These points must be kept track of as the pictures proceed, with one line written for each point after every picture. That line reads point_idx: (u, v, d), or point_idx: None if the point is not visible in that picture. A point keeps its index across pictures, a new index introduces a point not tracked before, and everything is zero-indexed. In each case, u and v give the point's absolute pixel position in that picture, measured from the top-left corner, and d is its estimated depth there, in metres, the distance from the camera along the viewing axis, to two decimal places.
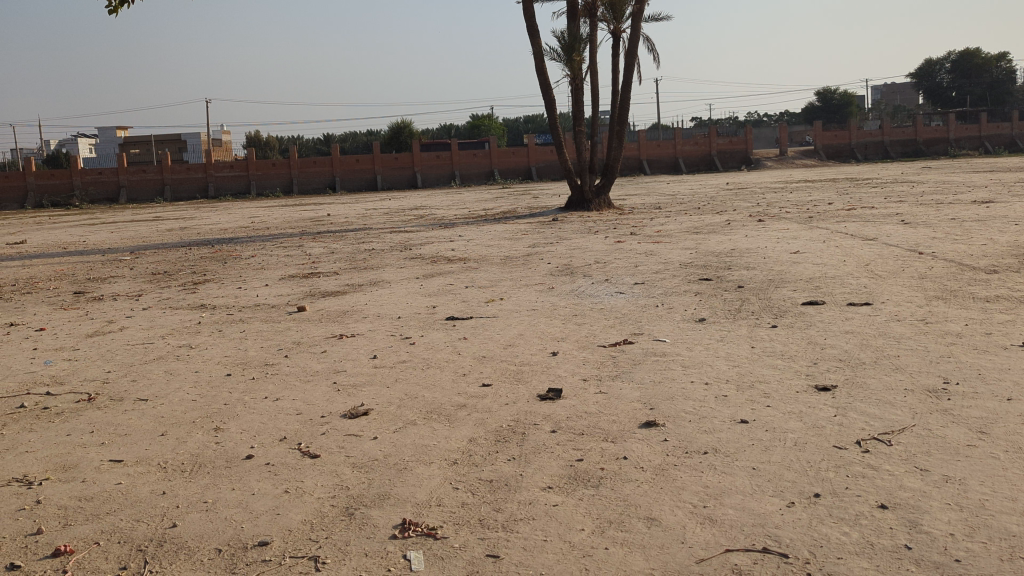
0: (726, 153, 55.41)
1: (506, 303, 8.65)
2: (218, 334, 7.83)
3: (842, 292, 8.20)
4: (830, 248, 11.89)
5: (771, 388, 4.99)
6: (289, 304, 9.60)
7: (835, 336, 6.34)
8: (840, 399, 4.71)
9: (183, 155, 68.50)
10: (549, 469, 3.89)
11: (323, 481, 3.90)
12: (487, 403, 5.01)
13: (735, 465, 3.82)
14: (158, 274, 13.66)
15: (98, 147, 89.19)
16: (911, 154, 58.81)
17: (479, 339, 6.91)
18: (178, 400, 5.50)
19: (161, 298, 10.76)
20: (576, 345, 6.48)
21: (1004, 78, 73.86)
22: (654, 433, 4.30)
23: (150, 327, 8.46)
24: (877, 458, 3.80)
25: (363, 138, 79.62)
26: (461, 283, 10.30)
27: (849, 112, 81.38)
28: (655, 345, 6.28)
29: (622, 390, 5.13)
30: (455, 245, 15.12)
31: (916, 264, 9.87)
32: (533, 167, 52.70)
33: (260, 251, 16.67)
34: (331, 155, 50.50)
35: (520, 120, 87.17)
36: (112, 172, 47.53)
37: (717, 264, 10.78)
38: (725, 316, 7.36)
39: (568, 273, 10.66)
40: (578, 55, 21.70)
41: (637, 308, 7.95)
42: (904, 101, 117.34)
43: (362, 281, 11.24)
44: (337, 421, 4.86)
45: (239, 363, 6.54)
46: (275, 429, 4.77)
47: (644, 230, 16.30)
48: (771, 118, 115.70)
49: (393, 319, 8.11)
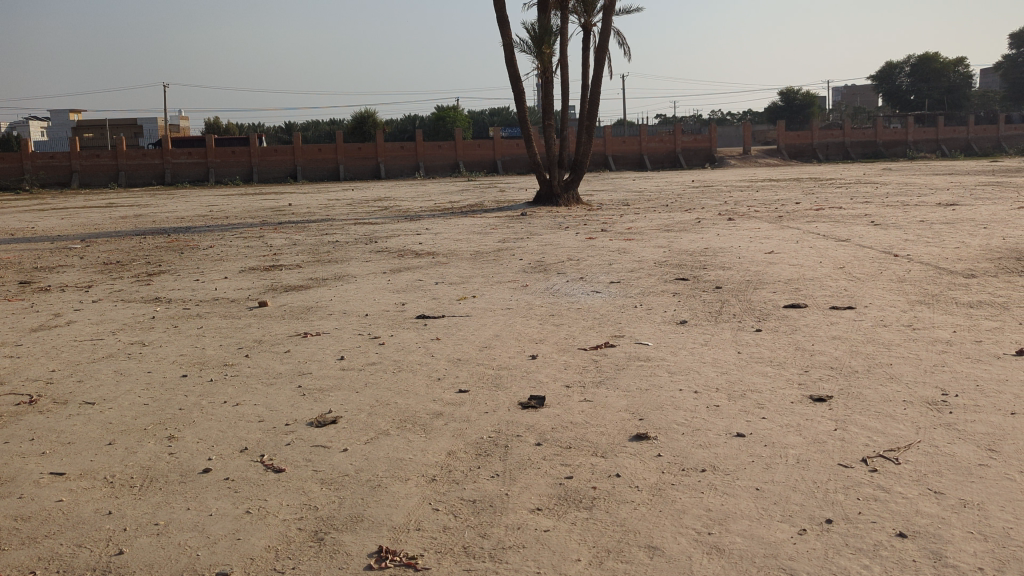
0: (690, 150, 55.57)
1: (478, 301, 8.32)
2: (174, 331, 7.42)
3: (822, 295, 8.00)
4: (804, 248, 11.74)
5: (765, 397, 4.73)
6: (250, 298, 9.18)
7: (822, 341, 6.11)
8: (838, 411, 4.44)
9: (139, 141, 67.01)
10: (536, 488, 3.58)
11: (289, 500, 3.56)
12: (465, 411, 4.69)
13: (736, 484, 3.54)
14: (110, 263, 13.12)
15: (51, 130, 87.04)
16: (871, 156, 59.45)
17: (453, 339, 6.59)
18: (129, 403, 5.12)
19: (113, 289, 10.27)
20: (554, 347, 6.18)
21: (962, 84, 75.03)
22: (646, 447, 4.01)
23: (99, 321, 8.01)
24: (886, 478, 3.52)
25: (326, 128, 78.67)
26: (430, 279, 9.95)
27: (811, 113, 82.20)
28: (637, 349, 6.00)
29: (608, 398, 4.84)
30: (421, 238, 14.77)
31: (892, 267, 9.73)
32: (498, 160, 52.39)
33: (219, 241, 16.15)
34: (293, 143, 49.68)
35: (484, 112, 86.81)
36: (65, 156, 46.29)
37: (692, 264, 10.56)
38: (706, 319, 7.10)
39: (541, 270, 10.37)
40: (548, 48, 21.41)
41: (615, 309, 7.68)
42: (863, 102, 119.28)
43: (326, 275, 10.85)
44: (303, 429, 4.52)
45: (196, 363, 6.15)
46: (235, 438, 4.42)
47: (615, 226, 16.06)
48: (734, 115, 116.69)
49: (360, 316, 7.76)
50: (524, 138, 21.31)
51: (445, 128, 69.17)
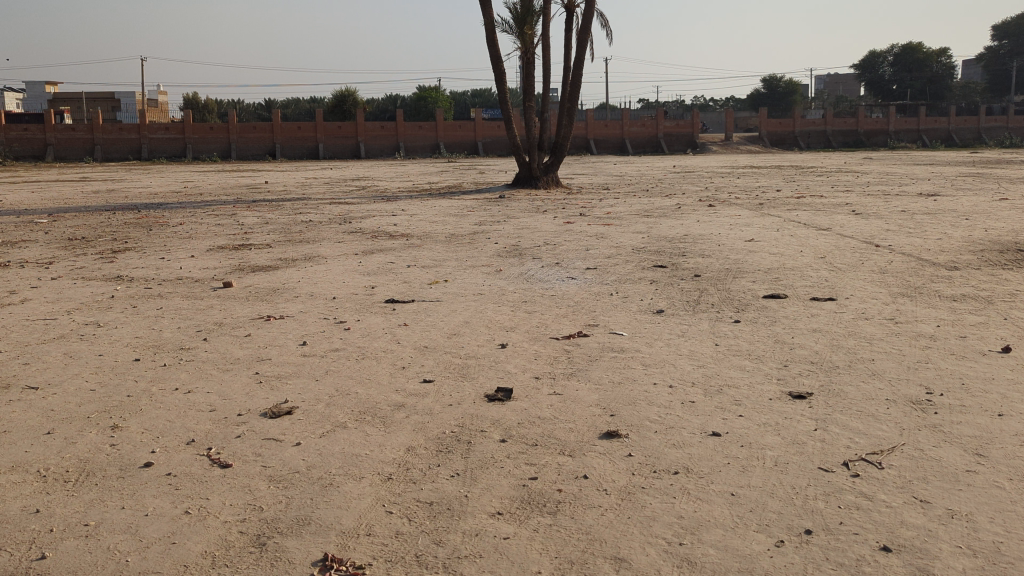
0: (672, 136, 55.37)
1: (450, 286, 8.07)
2: (132, 311, 7.12)
3: (802, 286, 7.81)
4: (784, 237, 11.56)
5: (742, 394, 4.53)
6: (214, 278, 8.86)
7: (802, 334, 5.92)
8: (819, 410, 4.25)
9: (116, 116, 65.93)
10: (497, 490, 3.36)
11: (232, 499, 3.31)
12: (428, 403, 4.46)
13: (711, 489, 3.33)
14: (74, 239, 12.72)
15: (26, 101, 85.44)
16: (852, 145, 59.56)
17: (421, 325, 6.35)
18: (74, 389, 4.84)
19: (74, 266, 9.91)
20: (525, 336, 5.95)
21: (943, 74, 75.30)
22: (617, 446, 3.80)
23: (55, 300, 7.68)
24: (869, 484, 3.33)
25: (306, 105, 77.80)
26: (402, 262, 9.67)
27: (794, 100, 82.27)
28: (612, 339, 5.78)
29: (579, 391, 4.63)
30: (397, 220, 14.48)
31: (874, 257, 9.58)
32: (479, 142, 52.00)
33: (189, 218, 15.78)
34: (272, 120, 49.00)
35: (467, 93, 86.19)
36: (39, 129, 45.43)
37: (671, 251, 10.36)
38: (683, 308, 6.90)
39: (517, 254, 10.14)
40: (530, 28, 21.09)
41: (590, 296, 7.47)
42: (845, 91, 119.69)
43: (296, 255, 10.55)
44: (256, 420, 4.27)
45: (151, 346, 5.87)
46: (183, 429, 4.16)
47: (594, 211, 15.83)
48: (716, 102, 116.77)
49: (327, 299, 7.50)
50: (504, 120, 21.01)
51: (427, 109, 68.60)
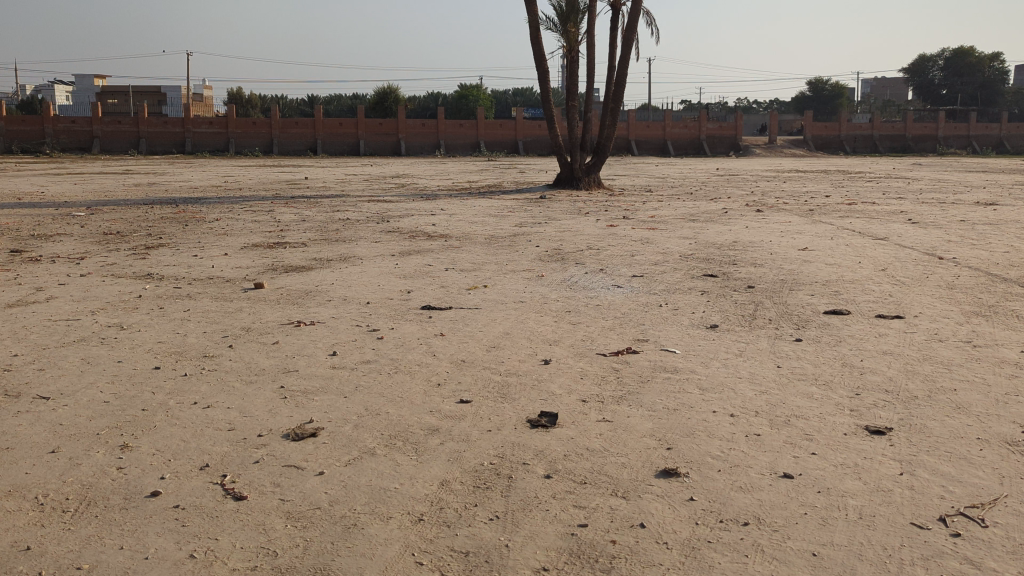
0: (715, 138, 54.55)
1: (489, 292, 7.68)
2: (158, 313, 6.83)
3: (865, 301, 7.30)
4: (840, 246, 11.00)
5: (813, 427, 4.07)
6: (245, 278, 8.56)
7: (872, 356, 5.43)
8: (902, 449, 3.77)
9: (162, 110, 66.58)
10: (542, 539, 2.95)
11: (243, 541, 2.95)
12: (465, 428, 4.07)
13: (788, 547, 2.89)
14: (109, 234, 12.56)
15: (75, 94, 86.76)
16: (899, 150, 58.26)
17: (458, 336, 5.98)
18: (87, 400, 4.52)
19: (105, 263, 9.67)
20: (569, 352, 5.53)
21: (996, 79, 73.41)
22: (678, 488, 3.37)
23: (81, 298, 7.42)
24: (974, 548, 2.87)
25: (348, 101, 78.08)
26: (440, 265, 9.31)
27: (839, 104, 80.82)
28: (663, 358, 5.34)
29: (631, 419, 4.20)
30: (435, 219, 14.12)
31: (939, 270, 9.01)
32: (520, 141, 51.62)
33: (227, 214, 15.59)
34: (314, 117, 49.02)
35: (509, 92, 85.97)
36: (86, 121, 45.88)
37: (721, 259, 9.87)
38: (739, 324, 6.43)
39: (559, 259, 9.72)
40: (575, 26, 20.65)
41: (638, 307, 7.04)
42: (893, 95, 117.52)
43: (331, 255, 10.22)
44: (277, 443, 3.91)
45: (173, 353, 5.55)
46: (197, 452, 3.81)
47: (637, 214, 15.36)
48: (760, 103, 115.27)
49: (360, 304, 7.16)
50: (546, 120, 20.60)
51: (467, 107, 68.41)
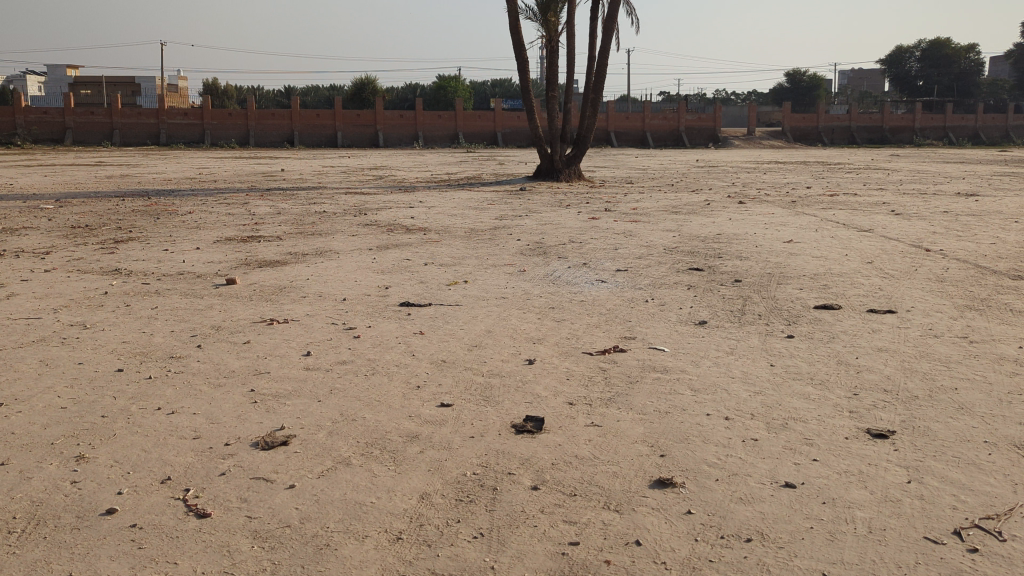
0: (694, 129, 54.51)
1: (470, 288, 7.44)
2: (124, 311, 6.53)
3: (856, 295, 7.12)
4: (825, 238, 10.85)
5: (813, 431, 3.87)
6: (217, 274, 8.26)
7: (867, 353, 5.25)
8: (907, 454, 3.58)
9: (136, 101, 65.65)
10: (530, 560, 2.73)
11: (204, 565, 2.71)
12: (446, 435, 3.84)
13: (795, 566, 2.69)
14: (77, 227, 12.19)
15: (46, 84, 85.40)
16: (877, 141, 58.46)
17: (438, 334, 5.74)
18: (43, 407, 4.24)
19: (71, 257, 9.33)
20: (554, 351, 5.30)
21: (972, 71, 73.79)
22: (674, 499, 3.16)
23: (43, 295, 7.11)
24: (993, 565, 2.68)
25: (326, 93, 77.37)
26: (418, 259, 9.05)
27: (818, 95, 81.06)
28: (652, 357, 5.13)
29: (621, 423, 3.98)
30: (414, 212, 13.86)
31: (927, 263, 8.86)
32: (499, 132, 51.29)
33: (200, 207, 15.24)
34: (291, 108, 48.45)
35: (487, 83, 85.63)
36: (59, 112, 45.11)
37: (706, 252, 9.69)
38: (728, 320, 6.23)
39: (541, 253, 9.50)
40: (554, 16, 20.40)
41: (624, 303, 6.83)
42: (870, 87, 118.13)
43: (307, 249, 9.94)
44: (246, 452, 3.67)
45: (138, 353, 5.27)
46: (159, 463, 3.55)
47: (619, 206, 15.17)
48: (738, 94, 115.42)
49: (336, 301, 6.90)
50: (526, 111, 20.35)
51: (445, 99, 67.96)
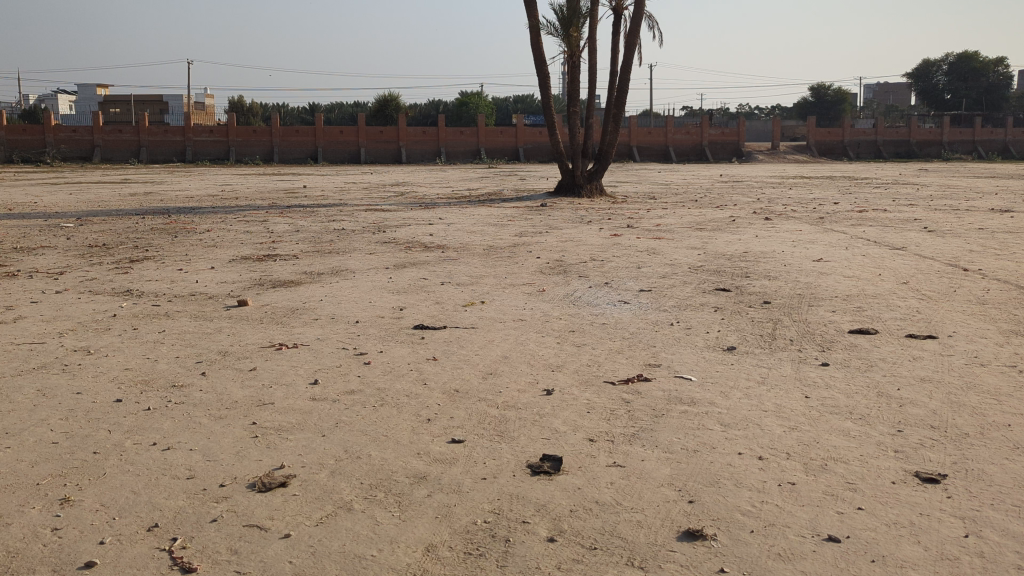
0: (717, 144, 54.08)
1: (487, 309, 7.18)
2: (130, 335, 6.32)
3: (892, 319, 6.78)
4: (856, 257, 10.49)
5: (855, 475, 3.56)
6: (229, 295, 8.05)
7: (909, 384, 4.91)
8: (962, 503, 3.26)
9: (163, 118, 66.26)
10: None
11: None
12: (457, 476, 3.56)
13: None
14: (94, 246, 12.08)
15: (77, 103, 86.65)
16: (904, 155, 57.75)
17: (453, 361, 5.47)
18: (33, 442, 4.01)
19: (84, 278, 9.17)
20: (574, 380, 5.01)
21: (1001, 84, 72.82)
22: (706, 555, 2.86)
23: (50, 318, 6.92)
24: None
25: (349, 109, 77.77)
26: (435, 279, 8.81)
27: (842, 109, 80.42)
28: (678, 387, 4.83)
29: (646, 463, 3.69)
30: (433, 229, 13.64)
31: (965, 283, 8.50)
32: (521, 147, 51.14)
33: (219, 224, 15.10)
34: (315, 124, 48.62)
35: (510, 98, 85.70)
36: (87, 130, 45.54)
37: (733, 271, 9.38)
38: (758, 345, 5.91)
39: (561, 272, 9.23)
40: (576, 31, 20.20)
41: (648, 326, 6.54)
42: (897, 100, 117.01)
43: (323, 268, 9.73)
44: (241, 494, 3.41)
45: (140, 382, 5.03)
46: (147, 507, 3.29)
47: (642, 222, 14.88)
48: (762, 109, 114.74)
49: (349, 324, 6.65)
50: (547, 126, 20.12)
51: (467, 114, 68.02)
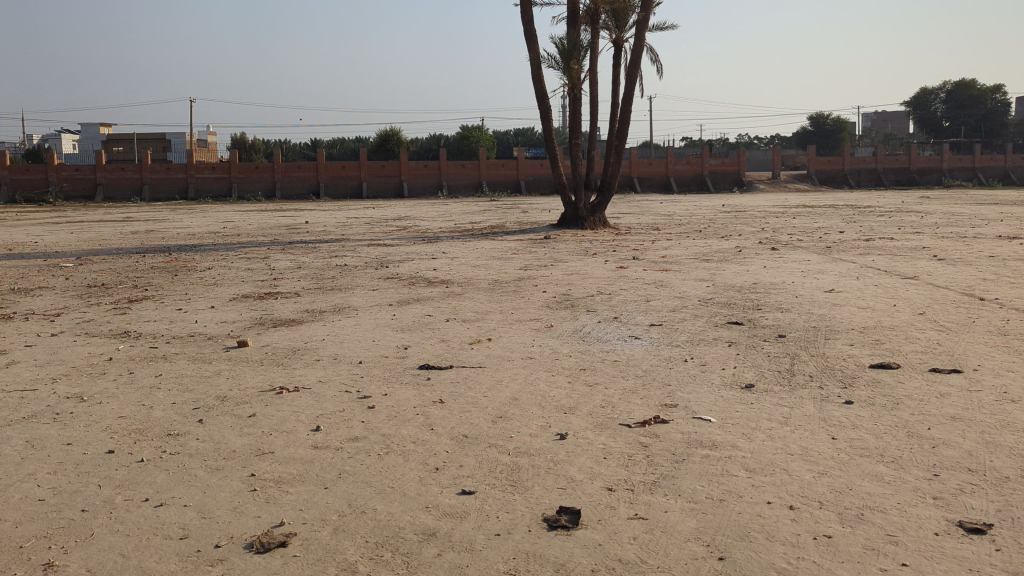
0: (718, 174, 54.10)
1: (494, 347, 6.97)
2: (126, 379, 6.11)
3: (914, 352, 6.55)
4: (868, 287, 10.28)
5: (895, 527, 3.32)
6: (228, 335, 7.85)
7: (941, 424, 4.68)
8: (1013, 557, 3.03)
9: (166, 156, 66.51)
10: None
11: None
12: (469, 532, 3.33)
13: None
14: (93, 286, 11.90)
15: (81, 142, 87.10)
16: (904, 183, 57.75)
17: (461, 403, 5.25)
18: (18, 499, 3.79)
19: (81, 320, 8.98)
20: (588, 423, 4.78)
21: (999, 111, 73.00)
22: None
23: (44, 363, 6.71)
24: None
25: (351, 144, 78.11)
26: (440, 315, 8.60)
27: (842, 138, 80.65)
28: (698, 430, 4.60)
29: (669, 515, 3.46)
30: (436, 263, 13.46)
31: (983, 313, 8.28)
32: (523, 180, 51.16)
33: (220, 262, 14.93)
34: (317, 160, 48.72)
35: (512, 130, 86.11)
36: (90, 169, 45.61)
37: (744, 303, 9.18)
38: (777, 382, 5.69)
39: (569, 306, 9.03)
40: (576, 64, 20.19)
41: (661, 363, 6.32)
42: (896, 128, 117.47)
43: (325, 306, 9.54)
44: (238, 557, 3.18)
45: (135, 430, 4.81)
46: (137, 572, 3.07)
47: (648, 254, 14.71)
48: (761, 139, 115.18)
49: (351, 365, 6.44)
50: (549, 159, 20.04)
51: (469, 148, 68.21)
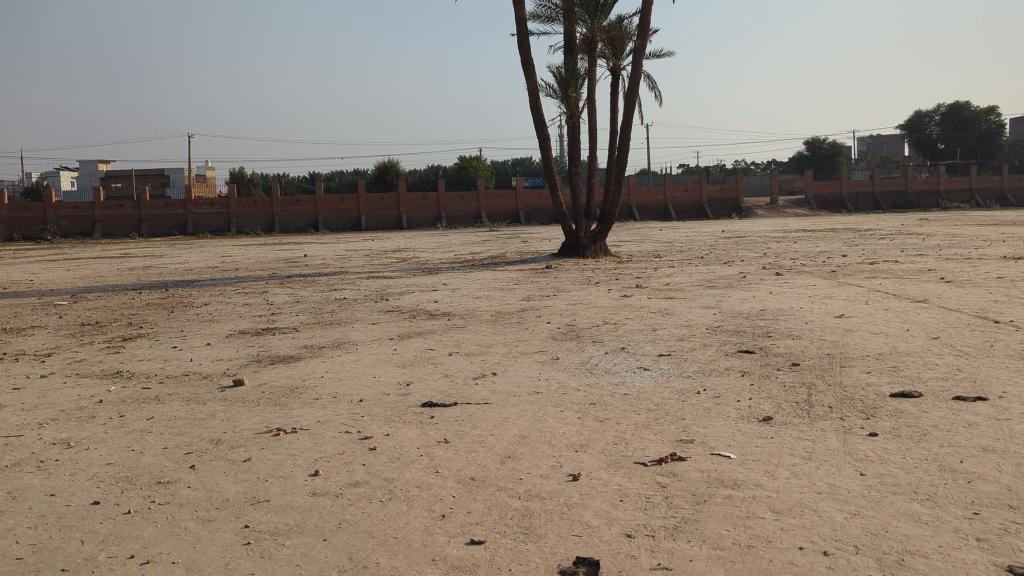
0: (717, 200, 54.11)
1: (499, 381, 6.73)
2: (116, 423, 5.86)
3: (934, 379, 6.31)
4: (879, 312, 10.06)
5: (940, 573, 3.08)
6: (224, 374, 7.61)
7: (973, 456, 4.44)
8: None
9: (164, 192, 66.56)
10: None
11: None
12: None
13: None
14: (87, 325, 11.67)
15: (80, 180, 87.33)
16: (902, 206, 57.72)
17: (467, 443, 5.01)
18: None
19: (73, 360, 8.75)
20: (601, 462, 4.54)
21: (994, 132, 73.19)
22: None
23: (32, 406, 6.47)
24: None
25: (350, 177, 78.30)
26: (442, 349, 8.38)
27: (838, 162, 80.82)
28: (719, 468, 4.35)
29: (695, 564, 3.22)
30: (437, 295, 13.25)
31: (1000, 337, 8.05)
32: (522, 210, 51.09)
33: (216, 297, 14.71)
34: (315, 193, 48.70)
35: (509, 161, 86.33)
36: (88, 207, 45.55)
37: (754, 330, 8.96)
38: (796, 414, 5.45)
39: (574, 337, 8.81)
40: (575, 92, 20.13)
41: (674, 395, 6.08)
42: (891, 151, 117.91)
43: (323, 341, 9.31)
44: None
45: (122, 479, 4.56)
46: None
47: (651, 282, 14.51)
48: (758, 165, 115.50)
49: (352, 403, 6.20)
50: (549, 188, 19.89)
51: (468, 179, 68.31)
